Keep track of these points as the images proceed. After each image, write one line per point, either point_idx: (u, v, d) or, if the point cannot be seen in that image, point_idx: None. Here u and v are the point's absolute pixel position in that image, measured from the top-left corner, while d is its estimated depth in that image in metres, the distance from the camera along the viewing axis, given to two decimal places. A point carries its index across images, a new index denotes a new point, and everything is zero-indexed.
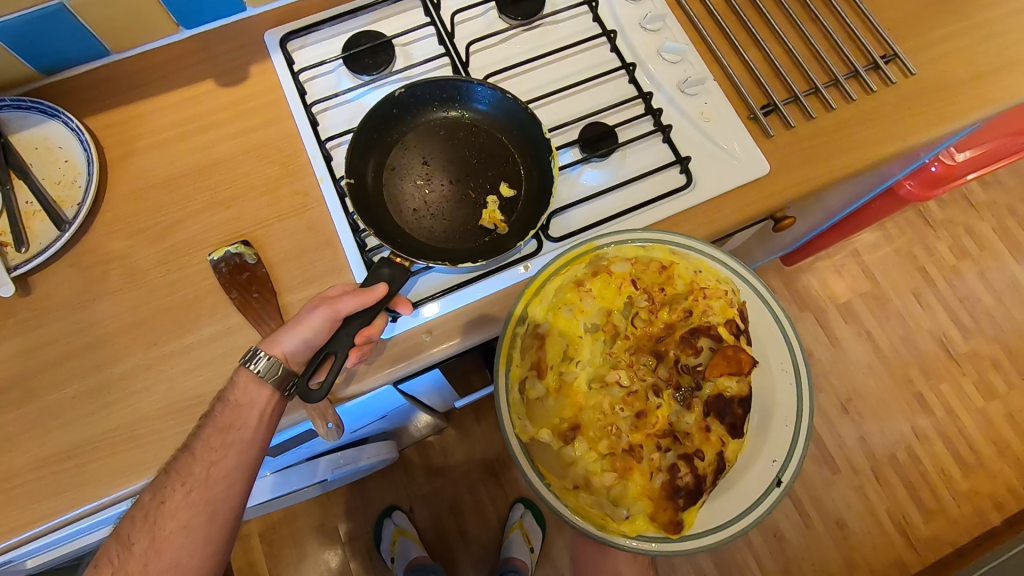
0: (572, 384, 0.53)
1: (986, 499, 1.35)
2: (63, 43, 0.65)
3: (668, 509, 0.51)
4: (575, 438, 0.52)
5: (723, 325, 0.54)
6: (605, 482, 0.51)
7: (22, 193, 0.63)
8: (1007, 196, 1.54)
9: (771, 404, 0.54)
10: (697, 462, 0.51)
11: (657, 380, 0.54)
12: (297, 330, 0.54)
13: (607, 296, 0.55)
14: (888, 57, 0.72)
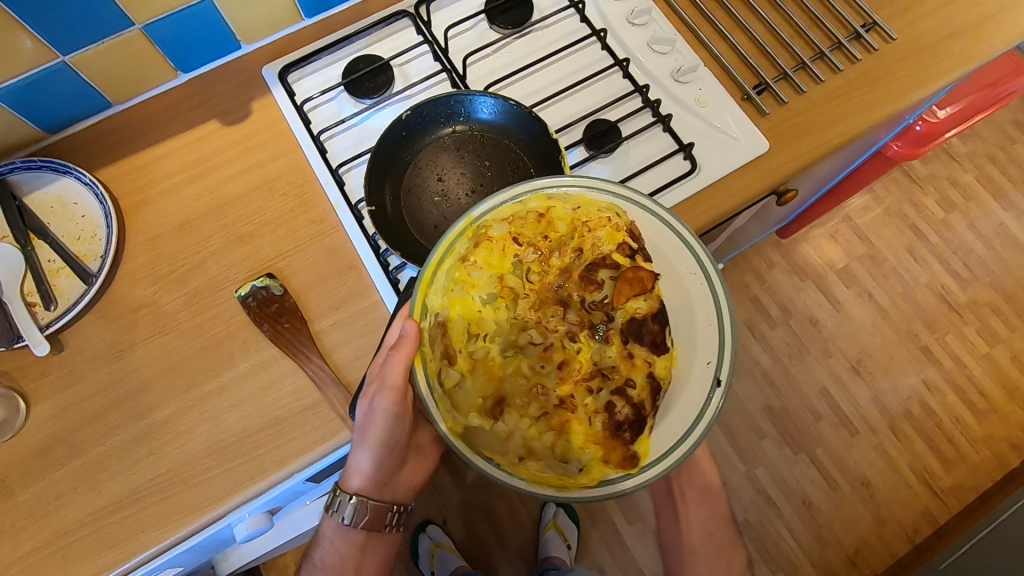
0: (484, 360, 0.53)
1: (1002, 442, 1.38)
2: (66, 99, 0.66)
3: (618, 448, 0.50)
4: (504, 411, 0.52)
5: (620, 253, 0.52)
6: (546, 442, 0.51)
7: (43, 252, 0.63)
8: (985, 146, 1.58)
9: (687, 312, 0.51)
10: (630, 393, 0.51)
11: (569, 326, 0.54)
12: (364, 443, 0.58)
13: (496, 267, 0.52)
14: (868, 26, 0.75)
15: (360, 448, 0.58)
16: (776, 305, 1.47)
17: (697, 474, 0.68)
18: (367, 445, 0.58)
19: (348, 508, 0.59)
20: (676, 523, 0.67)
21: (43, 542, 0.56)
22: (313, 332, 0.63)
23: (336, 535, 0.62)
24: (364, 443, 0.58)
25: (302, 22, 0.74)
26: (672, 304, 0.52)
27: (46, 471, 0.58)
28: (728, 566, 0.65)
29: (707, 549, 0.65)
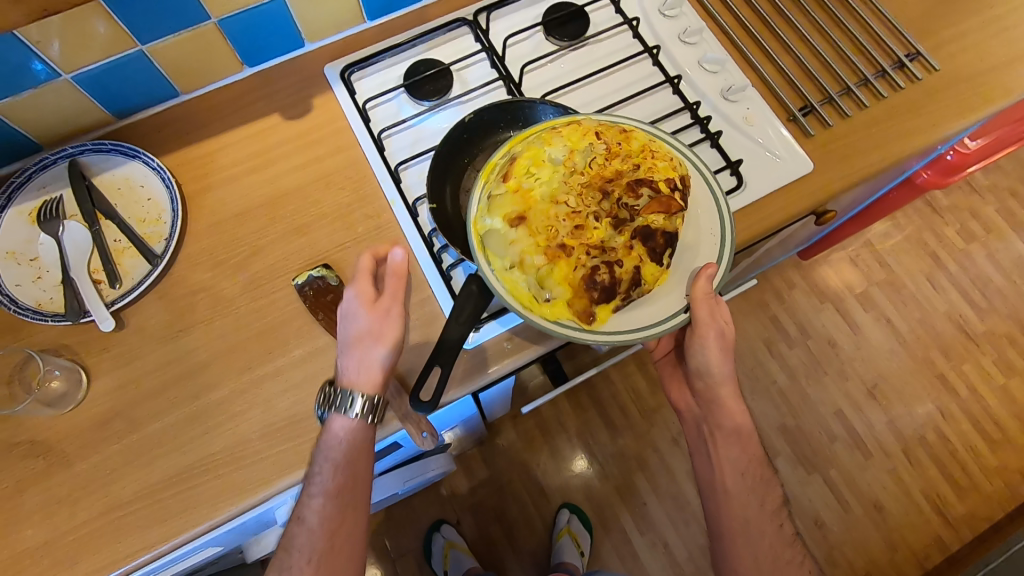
0: (528, 191, 0.57)
1: (1016, 473, 1.39)
2: (137, 87, 0.69)
3: (584, 300, 0.56)
4: (520, 229, 0.56)
5: (666, 183, 0.57)
6: (536, 263, 0.55)
7: (110, 232, 0.65)
8: (1008, 180, 1.59)
9: (693, 250, 0.61)
10: (615, 269, 0.56)
11: (599, 210, 0.56)
12: (379, 345, 0.55)
13: (574, 140, 0.58)
14: (912, 56, 0.77)
15: (370, 344, 0.55)
16: (794, 325, 1.48)
17: (725, 418, 0.66)
18: (385, 333, 0.55)
19: (364, 406, 0.55)
20: (711, 466, 0.67)
21: (99, 512, 0.57)
22: None
23: (344, 465, 0.56)
24: (377, 333, 0.55)
25: (364, 25, 0.77)
26: (687, 242, 0.61)
27: (103, 444, 0.59)
28: (760, 503, 0.66)
29: (739, 488, 0.66)
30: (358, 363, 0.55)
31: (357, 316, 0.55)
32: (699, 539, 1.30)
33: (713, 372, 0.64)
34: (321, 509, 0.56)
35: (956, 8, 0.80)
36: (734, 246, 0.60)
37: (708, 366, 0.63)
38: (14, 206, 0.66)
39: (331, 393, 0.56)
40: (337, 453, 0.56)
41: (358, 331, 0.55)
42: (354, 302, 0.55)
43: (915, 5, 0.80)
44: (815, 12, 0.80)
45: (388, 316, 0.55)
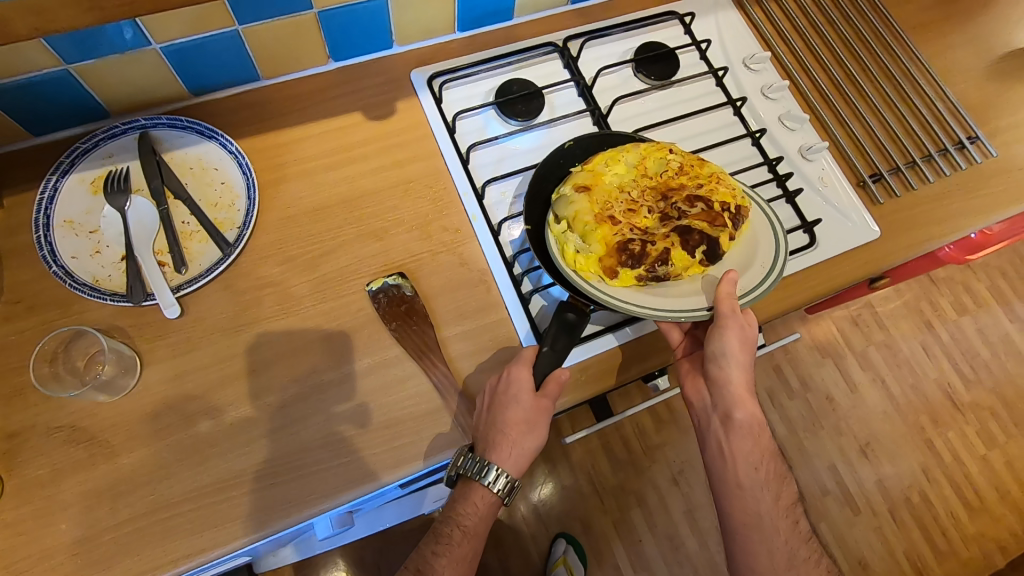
0: (599, 172, 0.63)
1: (991, 541, 1.44)
2: (220, 67, 0.66)
3: (614, 262, 0.60)
4: (582, 195, 0.62)
5: (724, 203, 0.62)
6: (584, 221, 0.60)
7: (178, 213, 0.62)
8: (1001, 259, 1.67)
9: (745, 264, 0.62)
10: (650, 246, 0.60)
11: (654, 207, 0.63)
12: (534, 433, 0.58)
13: (652, 148, 0.64)
14: (973, 139, 0.80)
15: (526, 434, 0.58)
16: (796, 377, 1.52)
17: (736, 407, 0.61)
18: (540, 430, 0.58)
19: (504, 486, 0.58)
20: (722, 460, 0.62)
21: (145, 511, 0.53)
22: (438, 338, 0.63)
23: (474, 534, 0.59)
24: (534, 429, 0.58)
25: (453, 35, 0.76)
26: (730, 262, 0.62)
27: (155, 437, 0.56)
28: (774, 498, 0.62)
29: (754, 483, 0.61)
30: (512, 447, 0.58)
31: (522, 404, 0.57)
32: None
33: (727, 357, 0.59)
34: (444, 571, 0.58)
35: (1005, 100, 0.85)
36: (779, 277, 0.60)
37: (721, 349, 0.59)
38: (77, 172, 0.62)
39: (473, 460, 0.57)
40: (470, 521, 0.59)
41: (522, 417, 0.57)
42: (520, 391, 0.57)
43: (970, 93, 0.85)
44: (885, 85, 0.83)
45: (546, 417, 0.58)
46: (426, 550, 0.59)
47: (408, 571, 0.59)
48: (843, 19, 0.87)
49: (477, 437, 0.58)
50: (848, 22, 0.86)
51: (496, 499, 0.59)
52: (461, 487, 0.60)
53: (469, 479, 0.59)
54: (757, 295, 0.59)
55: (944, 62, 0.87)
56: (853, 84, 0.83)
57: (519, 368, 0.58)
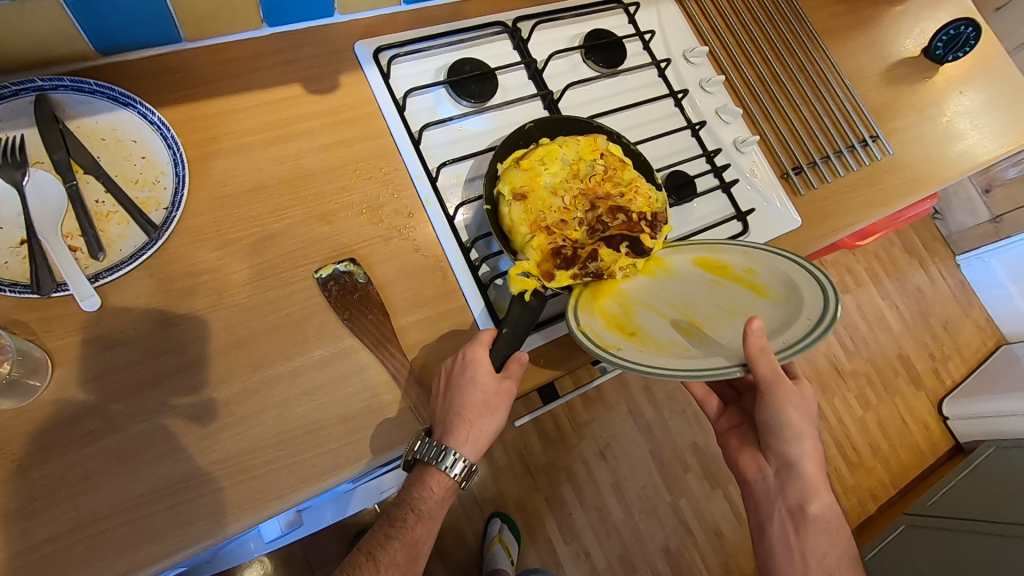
0: (536, 173, 0.61)
1: (866, 491, 1.65)
2: (134, 26, 0.57)
3: (549, 265, 0.58)
4: (518, 198, 0.60)
5: (642, 211, 0.62)
6: (520, 228, 0.59)
7: (90, 191, 0.55)
8: (876, 244, 1.89)
9: (792, 318, 0.52)
10: (581, 252, 0.60)
11: (584, 217, 0.62)
12: (494, 416, 0.58)
13: (585, 147, 0.63)
14: (874, 138, 0.90)
15: (485, 418, 0.57)
16: None
17: (811, 498, 0.60)
18: (500, 414, 0.58)
19: (462, 471, 0.57)
20: (793, 559, 0.61)
21: (67, 527, 0.48)
22: (394, 327, 0.61)
23: (429, 517, 0.58)
24: (493, 412, 0.57)
25: (398, 7, 0.72)
26: (769, 324, 0.54)
27: (77, 445, 0.50)
28: None
29: None
30: (470, 431, 0.57)
31: (481, 386, 0.55)
32: (617, 549, 1.37)
33: (792, 433, 0.60)
34: (396, 554, 0.57)
35: (898, 105, 0.96)
36: (832, 321, 0.48)
37: (783, 422, 0.59)
38: None
39: (431, 445, 0.56)
40: (426, 505, 0.58)
41: (482, 398, 0.56)
42: (479, 373, 0.56)
43: (870, 97, 0.95)
44: (804, 84, 0.90)
45: (506, 399, 0.58)
46: (379, 534, 0.58)
47: (359, 555, 0.57)
48: (769, 20, 0.92)
49: (435, 420, 0.57)
50: (773, 21, 0.92)
51: (452, 483, 0.58)
52: (417, 471, 0.58)
53: (426, 465, 0.57)
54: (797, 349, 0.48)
55: (850, 67, 0.95)
56: (777, 82, 0.88)
57: (477, 346, 0.56)
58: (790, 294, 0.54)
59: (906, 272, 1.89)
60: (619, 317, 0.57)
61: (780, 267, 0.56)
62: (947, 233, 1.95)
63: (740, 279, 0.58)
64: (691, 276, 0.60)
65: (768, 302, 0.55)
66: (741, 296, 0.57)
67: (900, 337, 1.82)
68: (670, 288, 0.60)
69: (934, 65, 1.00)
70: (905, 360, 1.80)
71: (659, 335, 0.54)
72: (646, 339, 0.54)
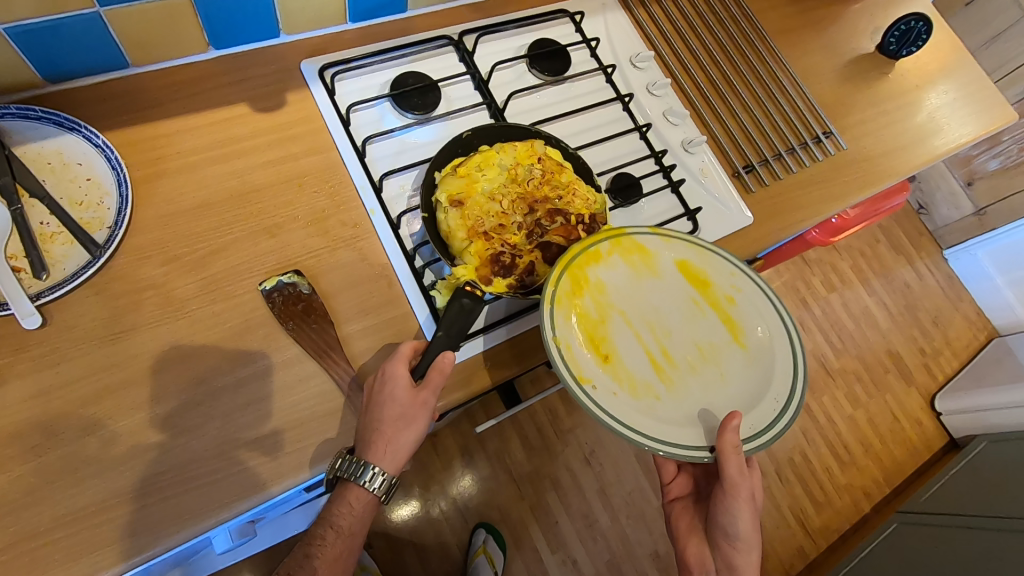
0: (473, 179, 0.62)
1: (859, 490, 1.64)
2: (79, 54, 0.60)
3: (487, 273, 0.60)
4: (455, 205, 0.61)
5: (580, 214, 0.64)
6: (457, 235, 0.60)
7: (35, 213, 0.57)
8: (861, 242, 1.89)
9: (762, 388, 0.58)
10: (518, 259, 0.61)
11: (523, 221, 0.63)
12: (412, 428, 0.56)
13: (522, 152, 0.64)
14: (827, 134, 0.91)
15: (405, 430, 0.56)
16: None
17: None
18: (419, 426, 0.57)
19: (382, 485, 0.56)
20: None
21: (8, 541, 0.49)
22: (338, 335, 0.61)
23: (349, 533, 0.57)
24: (412, 424, 0.56)
25: (344, 26, 0.74)
26: (735, 372, 0.60)
27: (18, 461, 0.51)
28: None
29: None
30: (388, 445, 0.56)
31: (397, 400, 0.55)
32: (604, 556, 1.36)
33: (745, 541, 0.59)
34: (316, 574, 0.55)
35: (853, 101, 0.97)
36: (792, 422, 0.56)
37: (740, 530, 0.58)
38: None
39: (350, 461, 0.55)
40: (345, 520, 0.58)
41: (397, 411, 0.55)
42: (396, 387, 0.56)
43: (825, 94, 0.96)
44: (754, 83, 0.91)
45: (425, 412, 0.57)
46: (298, 554, 0.57)
47: None
48: (719, 23, 0.94)
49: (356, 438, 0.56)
50: (722, 24, 0.94)
51: (373, 498, 0.57)
52: (338, 489, 0.58)
53: (346, 481, 0.57)
54: (764, 443, 0.55)
55: (804, 65, 0.97)
56: (728, 83, 0.90)
57: (394, 361, 0.57)
58: (762, 355, 0.60)
59: (893, 269, 1.89)
60: (600, 332, 0.58)
61: (760, 328, 0.62)
62: (933, 228, 1.95)
63: (716, 308, 0.62)
64: (672, 289, 0.62)
65: (740, 349, 0.61)
66: (715, 334, 0.61)
67: (889, 333, 1.81)
68: (648, 298, 0.61)
69: (890, 61, 1.01)
70: (895, 357, 1.79)
71: (633, 363, 0.58)
72: (619, 369, 0.57)
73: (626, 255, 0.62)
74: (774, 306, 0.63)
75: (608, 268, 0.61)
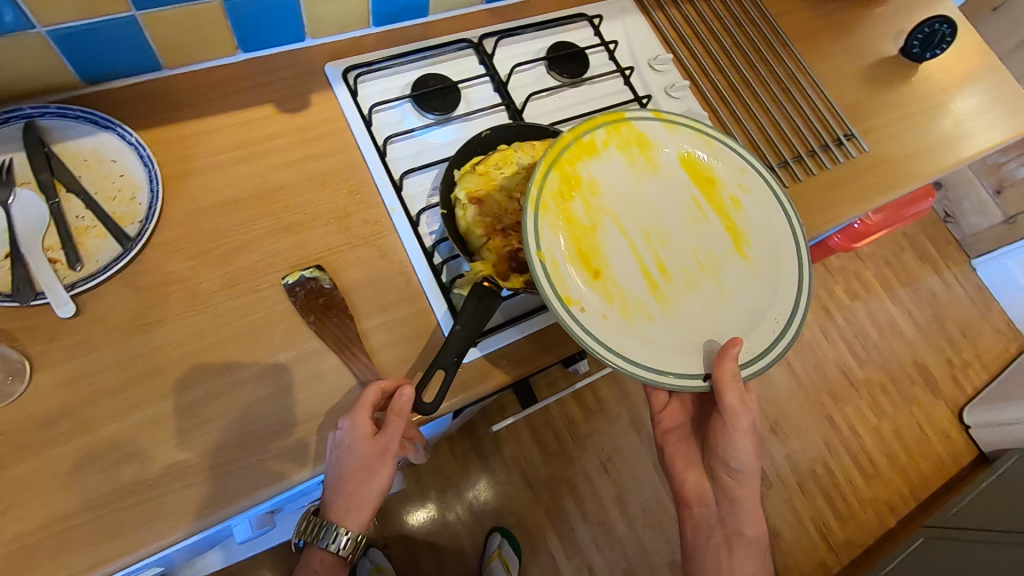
0: (491, 177, 0.63)
1: (884, 504, 1.59)
2: (114, 56, 0.62)
3: (505, 269, 0.61)
4: (473, 202, 0.62)
5: None
6: (475, 232, 0.62)
7: (71, 207, 0.59)
8: (885, 250, 1.85)
9: (762, 306, 0.59)
10: None
11: None
12: (374, 482, 0.55)
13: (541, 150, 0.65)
14: (848, 136, 0.90)
15: (366, 484, 0.55)
16: None
17: (748, 526, 0.62)
18: (381, 480, 0.55)
19: (347, 545, 0.56)
20: None
21: (39, 523, 0.50)
22: (358, 329, 0.63)
23: None
24: (374, 479, 0.55)
25: (367, 30, 0.76)
26: (733, 285, 0.59)
27: (49, 445, 0.52)
28: None
29: None
30: (351, 501, 0.55)
31: (355, 456, 0.54)
32: (621, 564, 1.34)
33: (744, 468, 0.61)
34: None
35: (875, 103, 0.96)
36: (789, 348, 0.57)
37: (740, 462, 0.61)
38: None
39: (313, 522, 0.56)
40: None
41: (355, 466, 0.54)
42: (354, 442, 0.54)
43: (846, 97, 0.95)
44: (774, 85, 0.91)
45: (386, 465, 0.55)
46: None
47: None
48: (738, 25, 0.94)
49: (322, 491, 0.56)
50: (741, 27, 0.94)
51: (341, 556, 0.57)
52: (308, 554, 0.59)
53: (311, 548, 0.59)
54: (759, 370, 0.56)
55: (825, 68, 0.96)
56: (747, 85, 0.90)
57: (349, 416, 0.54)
58: (763, 267, 0.60)
59: (919, 278, 1.85)
60: (596, 240, 0.57)
61: (763, 237, 0.61)
62: (961, 236, 1.91)
63: (717, 214, 0.62)
64: (671, 196, 0.61)
65: (741, 260, 0.60)
66: (718, 245, 0.61)
67: (915, 344, 1.77)
68: (647, 201, 0.60)
69: (914, 64, 1.00)
70: (922, 368, 1.75)
71: (625, 275, 0.57)
72: (610, 285, 0.56)
73: (626, 148, 0.61)
74: (783, 212, 0.63)
75: (606, 163, 0.60)
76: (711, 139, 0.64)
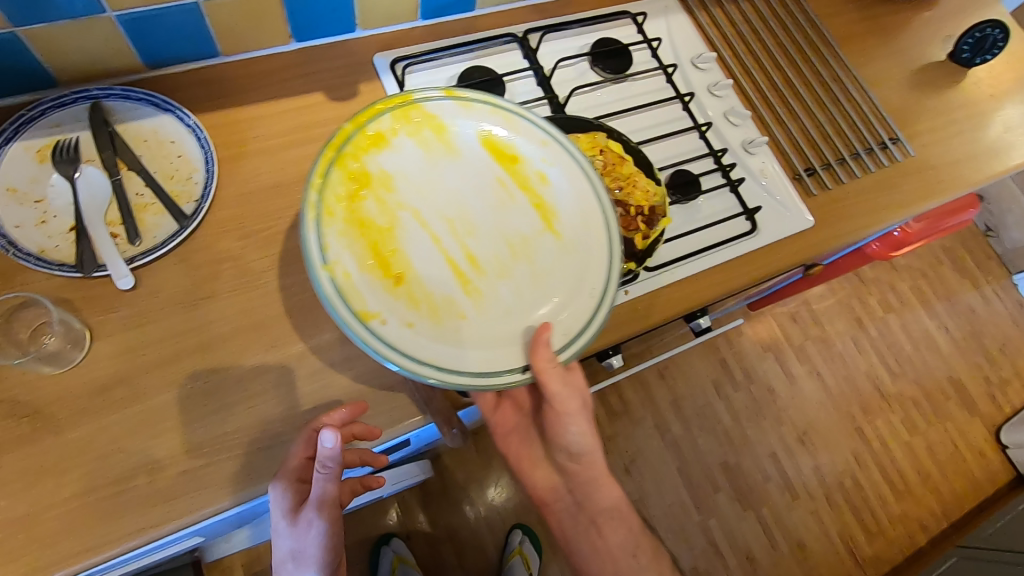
0: None
1: (914, 521, 1.55)
2: (176, 41, 0.64)
3: None
4: None
5: (639, 206, 0.69)
6: None
7: (132, 185, 0.61)
8: (922, 262, 1.81)
9: (576, 280, 0.57)
10: None
11: None
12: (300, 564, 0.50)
13: (587, 145, 0.70)
14: (894, 140, 0.89)
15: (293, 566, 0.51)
16: (741, 370, 1.59)
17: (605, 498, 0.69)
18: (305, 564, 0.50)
19: None
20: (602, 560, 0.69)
21: (94, 485, 0.52)
22: None
23: None
24: (299, 561, 0.50)
25: (415, 23, 0.77)
26: (542, 267, 0.58)
27: (105, 412, 0.54)
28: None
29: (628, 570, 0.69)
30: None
31: (281, 527, 0.51)
32: None
33: (586, 450, 0.66)
34: None
35: (922, 108, 0.94)
36: (600, 327, 0.55)
37: (579, 446, 0.65)
38: (22, 141, 0.60)
39: None
40: None
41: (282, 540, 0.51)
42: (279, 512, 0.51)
43: (892, 101, 0.94)
44: (818, 87, 0.90)
45: (308, 547, 0.50)
46: None
47: None
48: (782, 26, 0.93)
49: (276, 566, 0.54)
50: (786, 28, 0.93)
51: None
52: None
53: None
54: (577, 349, 0.54)
55: (870, 72, 0.95)
56: (790, 86, 0.89)
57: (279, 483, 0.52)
58: (574, 240, 0.59)
59: (956, 292, 1.80)
60: (395, 241, 0.55)
61: (574, 209, 0.60)
62: (1002, 251, 1.85)
63: (525, 193, 0.60)
64: (463, 176, 0.59)
65: (552, 237, 0.59)
66: (524, 227, 0.59)
67: (950, 359, 1.72)
68: (441, 192, 0.58)
69: (962, 69, 0.98)
70: (957, 384, 1.70)
71: (430, 277, 0.55)
72: (407, 288, 0.54)
73: (417, 135, 0.59)
74: (589, 179, 0.60)
75: (398, 154, 0.58)
76: (507, 114, 0.61)
